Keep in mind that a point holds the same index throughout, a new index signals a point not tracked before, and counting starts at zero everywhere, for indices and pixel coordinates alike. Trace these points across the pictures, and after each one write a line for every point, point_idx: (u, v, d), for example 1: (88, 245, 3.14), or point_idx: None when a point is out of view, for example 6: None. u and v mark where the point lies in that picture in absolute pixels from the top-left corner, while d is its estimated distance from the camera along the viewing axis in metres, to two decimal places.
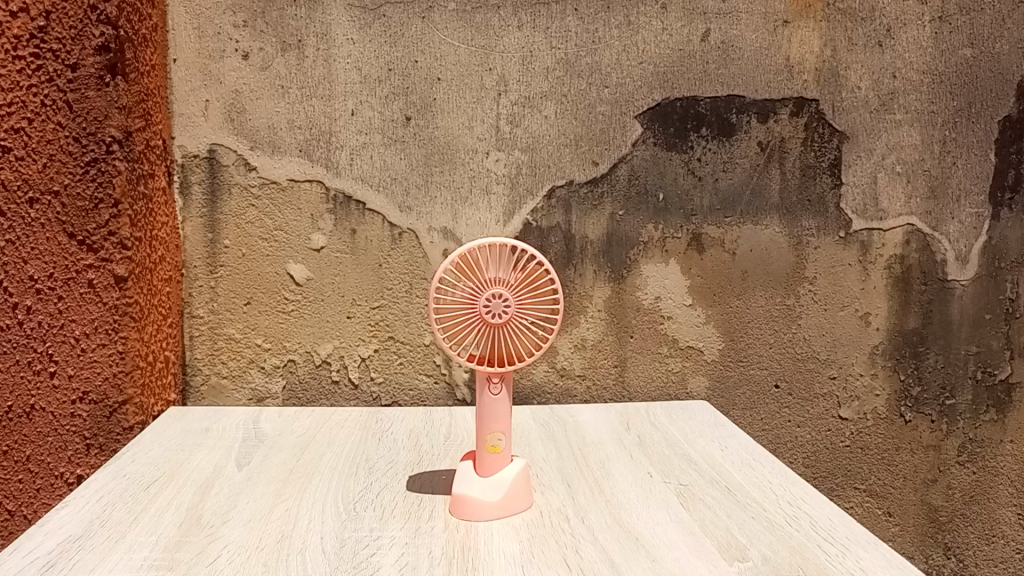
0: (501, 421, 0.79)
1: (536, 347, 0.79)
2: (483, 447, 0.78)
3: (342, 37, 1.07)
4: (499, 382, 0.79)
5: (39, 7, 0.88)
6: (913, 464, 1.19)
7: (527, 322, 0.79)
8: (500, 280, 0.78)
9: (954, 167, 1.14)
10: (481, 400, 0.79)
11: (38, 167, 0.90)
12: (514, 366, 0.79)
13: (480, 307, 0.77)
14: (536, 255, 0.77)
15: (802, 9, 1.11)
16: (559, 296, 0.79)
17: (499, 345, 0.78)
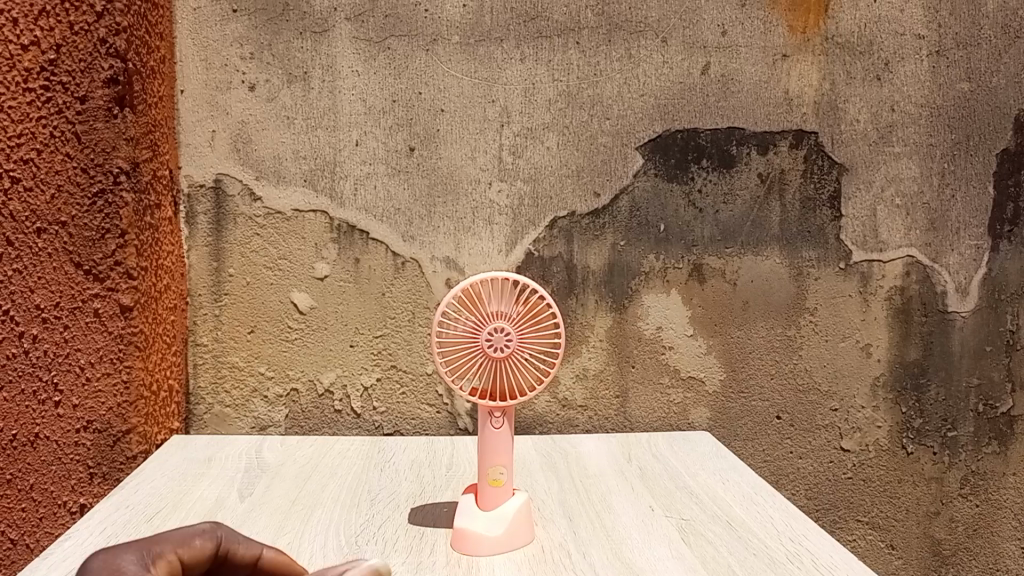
0: (502, 455, 0.80)
1: (537, 381, 0.80)
2: (484, 481, 0.79)
3: (347, 69, 1.09)
4: (500, 416, 0.80)
5: (50, 40, 0.90)
6: (915, 496, 1.18)
7: (528, 357, 0.79)
8: (502, 314, 0.78)
9: (953, 200, 1.15)
10: (482, 433, 0.80)
11: (46, 199, 0.91)
12: (516, 401, 0.79)
13: (482, 341, 0.78)
14: (537, 288, 0.78)
15: (801, 43, 1.13)
16: (561, 331, 0.80)
17: (500, 378, 0.79)
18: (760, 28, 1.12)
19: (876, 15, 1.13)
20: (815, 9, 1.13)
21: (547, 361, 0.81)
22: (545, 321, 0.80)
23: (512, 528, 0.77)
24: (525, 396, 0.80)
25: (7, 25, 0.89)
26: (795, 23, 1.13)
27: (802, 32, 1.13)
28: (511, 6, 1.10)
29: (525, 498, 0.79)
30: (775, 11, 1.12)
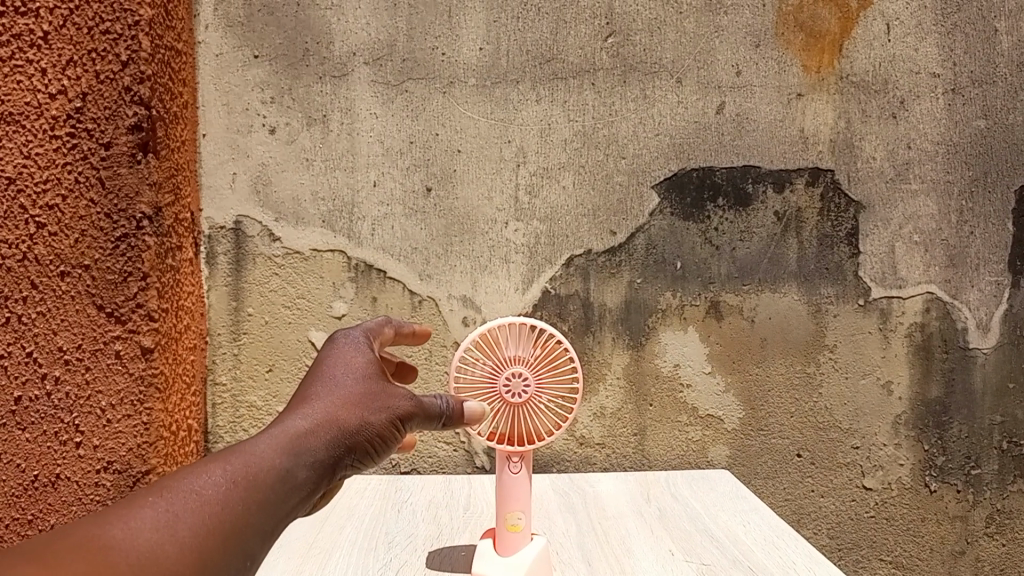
0: (519, 501, 0.80)
1: (555, 425, 0.80)
2: (503, 526, 0.80)
3: (365, 112, 1.10)
4: (518, 461, 0.81)
5: (77, 89, 0.92)
6: (940, 535, 1.16)
7: (545, 401, 0.80)
8: (520, 359, 0.79)
9: (972, 236, 1.14)
10: (500, 479, 0.81)
11: (70, 243, 0.93)
12: (533, 445, 0.80)
13: (500, 386, 0.78)
14: (555, 334, 0.79)
15: (815, 81, 1.13)
16: (578, 375, 0.81)
17: (519, 423, 0.80)
18: (774, 67, 1.13)
19: (890, 53, 1.13)
20: (829, 49, 1.13)
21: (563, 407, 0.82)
22: (562, 366, 0.81)
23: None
24: (542, 441, 0.81)
25: (35, 75, 0.91)
26: (810, 62, 1.13)
27: (816, 71, 1.13)
28: (527, 49, 1.11)
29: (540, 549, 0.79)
30: (789, 50, 1.13)
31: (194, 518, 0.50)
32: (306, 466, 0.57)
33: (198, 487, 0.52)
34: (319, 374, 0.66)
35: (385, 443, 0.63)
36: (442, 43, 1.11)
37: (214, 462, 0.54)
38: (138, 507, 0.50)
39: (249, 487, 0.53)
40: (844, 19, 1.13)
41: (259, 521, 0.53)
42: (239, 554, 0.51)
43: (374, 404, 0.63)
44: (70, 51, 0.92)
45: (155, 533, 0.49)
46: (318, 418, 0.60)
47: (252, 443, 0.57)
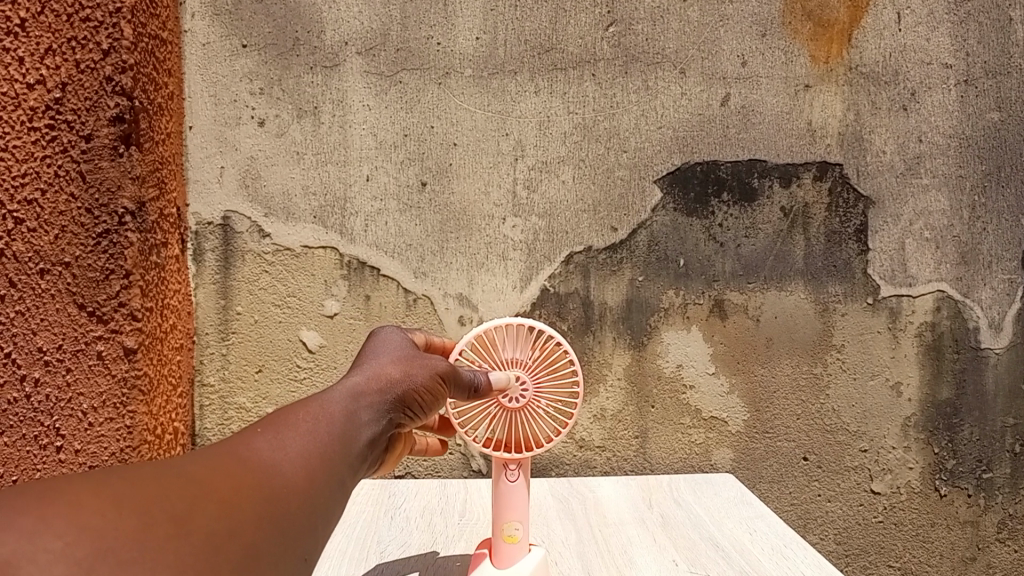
0: (517, 510, 0.78)
1: (555, 431, 0.77)
2: (500, 537, 0.78)
3: (358, 104, 1.07)
4: (516, 468, 0.79)
5: (55, 79, 0.88)
6: (950, 541, 1.13)
7: (545, 406, 0.76)
8: (518, 362, 0.76)
9: (984, 233, 1.11)
10: (499, 489, 0.79)
11: (50, 239, 0.89)
12: (532, 452, 0.78)
13: (497, 391, 0.75)
14: (555, 336, 0.75)
15: (824, 72, 1.09)
16: (579, 377, 0.77)
17: (516, 429, 0.77)
18: (781, 58, 1.09)
19: (901, 44, 1.10)
20: (838, 38, 1.09)
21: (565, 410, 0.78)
22: (563, 368, 0.77)
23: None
24: (542, 446, 0.78)
25: (12, 64, 0.87)
26: (818, 52, 1.09)
27: (825, 62, 1.09)
28: (525, 39, 1.08)
29: (537, 563, 0.77)
30: (797, 40, 1.09)
31: (295, 443, 0.56)
32: (378, 409, 0.64)
33: (292, 419, 0.58)
34: (371, 349, 0.71)
35: (435, 401, 0.68)
36: (438, 32, 1.07)
37: (296, 407, 0.59)
38: (252, 433, 0.56)
39: (331, 423, 0.59)
40: (853, 8, 1.09)
41: (344, 449, 0.59)
42: (332, 475, 0.56)
43: (422, 364, 0.69)
44: (49, 39, 0.88)
45: (272, 451, 0.54)
46: (375, 373, 0.66)
47: (321, 395, 0.62)
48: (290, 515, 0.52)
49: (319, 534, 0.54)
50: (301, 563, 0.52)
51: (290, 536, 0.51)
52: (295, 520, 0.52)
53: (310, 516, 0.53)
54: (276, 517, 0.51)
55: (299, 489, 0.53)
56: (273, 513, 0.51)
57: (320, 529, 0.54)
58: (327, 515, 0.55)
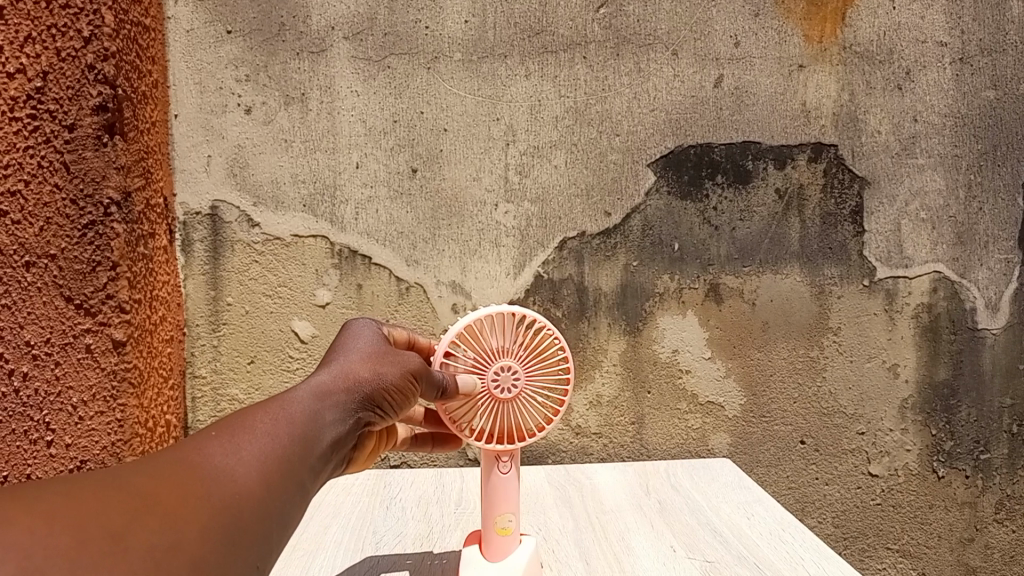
0: (510, 502, 0.77)
1: (546, 418, 0.77)
2: (494, 530, 0.76)
3: (346, 90, 1.05)
4: (507, 460, 0.77)
5: (36, 68, 0.86)
6: (948, 522, 1.13)
7: (536, 394, 0.75)
8: (509, 351, 0.74)
9: (980, 213, 1.10)
10: (489, 480, 0.77)
11: (34, 231, 0.87)
12: (524, 441, 0.77)
13: (489, 382, 0.73)
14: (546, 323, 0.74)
15: (818, 52, 1.08)
16: (570, 363, 0.76)
17: (507, 419, 0.75)
18: (774, 38, 1.08)
19: (895, 22, 1.08)
20: (832, 18, 1.08)
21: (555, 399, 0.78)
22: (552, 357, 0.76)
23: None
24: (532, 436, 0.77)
25: None
26: (812, 32, 1.08)
27: (819, 41, 1.08)
28: (515, 21, 1.06)
29: (532, 554, 0.76)
30: (790, 20, 1.08)
31: (253, 447, 0.55)
32: (342, 410, 0.63)
33: (251, 422, 0.57)
34: (338, 349, 0.71)
35: (404, 400, 0.68)
36: (426, 15, 1.05)
37: (255, 410, 0.58)
38: (207, 438, 0.54)
39: (293, 426, 0.58)
40: None
41: (306, 452, 0.57)
42: (292, 479, 0.55)
43: (391, 363, 0.69)
44: (28, 27, 0.86)
45: (224, 456, 0.53)
46: (340, 373, 0.66)
47: (282, 395, 0.61)
48: (246, 523, 0.50)
49: (275, 540, 0.52)
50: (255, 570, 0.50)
51: (246, 543, 0.50)
52: (249, 526, 0.50)
53: (264, 522, 0.51)
54: (231, 524, 0.49)
55: (253, 494, 0.52)
56: (229, 522, 0.49)
57: (277, 534, 0.53)
58: (285, 520, 0.54)
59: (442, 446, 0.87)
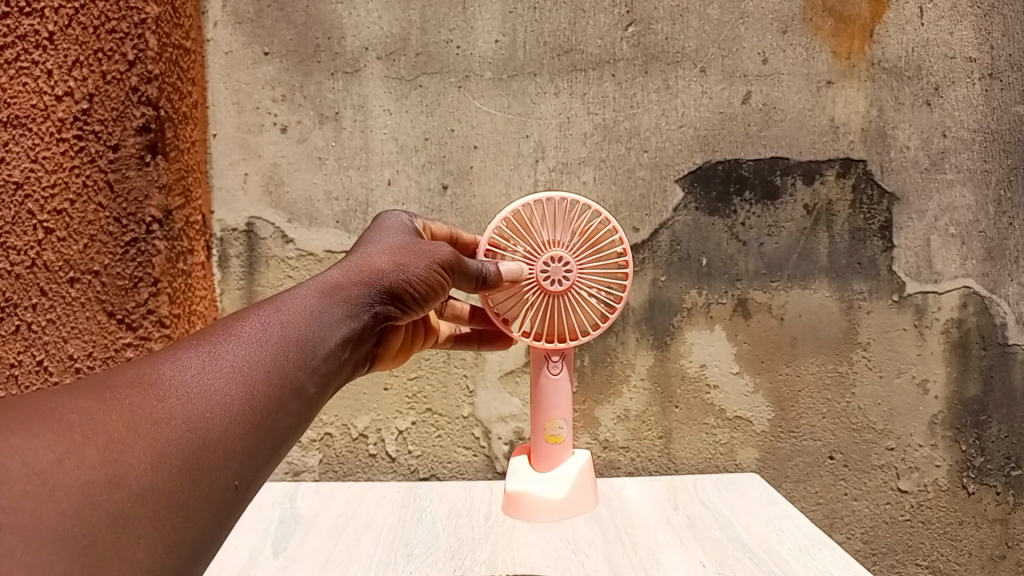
0: (559, 410, 0.86)
1: (597, 316, 0.84)
2: (545, 438, 0.85)
3: (379, 108, 1.07)
4: (558, 362, 0.85)
5: (82, 90, 0.93)
6: (978, 539, 1.12)
7: (587, 289, 0.83)
8: (559, 241, 0.82)
9: (1011, 228, 1.09)
10: (538, 382, 0.86)
11: (79, 248, 0.95)
12: (575, 341, 0.84)
13: (539, 271, 0.82)
14: (597, 209, 0.82)
15: (846, 68, 1.08)
16: (624, 258, 0.84)
17: (561, 312, 0.83)
18: (802, 54, 1.08)
19: (924, 38, 1.08)
20: (860, 34, 1.08)
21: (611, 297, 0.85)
22: (606, 248, 0.84)
23: (573, 494, 0.85)
24: (585, 334, 0.85)
25: (41, 76, 0.93)
26: (840, 48, 1.08)
27: (847, 58, 1.08)
28: (544, 40, 1.08)
29: (580, 461, 0.86)
30: (818, 37, 1.08)
31: (228, 361, 0.60)
32: (342, 312, 0.69)
33: (232, 334, 0.62)
34: (366, 240, 0.79)
35: (426, 290, 0.75)
36: (457, 35, 1.07)
37: (256, 317, 0.65)
38: (185, 352, 0.60)
39: (278, 334, 0.64)
40: (875, 3, 1.08)
41: (293, 359, 0.63)
42: (273, 390, 0.60)
43: (413, 257, 0.76)
44: (76, 51, 0.93)
45: (210, 366, 0.59)
46: (349, 272, 0.72)
47: (289, 296, 0.68)
48: (214, 439, 0.55)
49: (264, 444, 0.58)
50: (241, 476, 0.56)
51: (216, 458, 0.55)
52: (230, 434, 0.56)
53: (246, 430, 0.57)
54: (195, 441, 0.54)
55: (237, 403, 0.58)
56: (190, 442, 0.54)
57: (257, 446, 0.58)
58: (267, 429, 0.59)
59: (489, 345, 0.96)
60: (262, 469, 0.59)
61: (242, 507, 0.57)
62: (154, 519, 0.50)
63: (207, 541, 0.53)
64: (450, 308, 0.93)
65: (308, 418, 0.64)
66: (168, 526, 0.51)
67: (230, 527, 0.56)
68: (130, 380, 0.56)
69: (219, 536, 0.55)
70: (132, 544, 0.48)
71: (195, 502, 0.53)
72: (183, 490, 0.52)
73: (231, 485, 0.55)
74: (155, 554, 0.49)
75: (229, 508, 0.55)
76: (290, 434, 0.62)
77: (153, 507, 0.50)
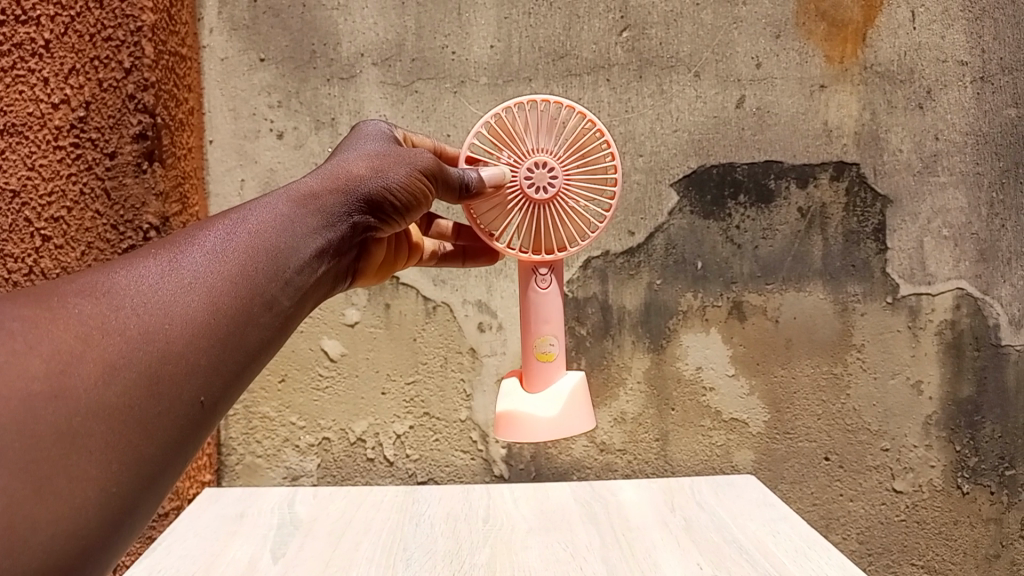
0: (550, 326, 0.84)
1: (586, 226, 0.81)
2: (538, 355, 0.84)
3: (375, 114, 1.08)
4: (548, 276, 0.84)
5: (79, 98, 0.95)
6: (973, 538, 1.13)
7: (575, 195, 0.80)
8: (543, 146, 0.79)
9: (1003, 230, 1.10)
10: (527, 297, 0.84)
11: (76, 255, 0.96)
12: (564, 252, 0.82)
13: (523, 177, 0.79)
14: (583, 113, 0.79)
15: (839, 72, 1.09)
16: (612, 163, 0.81)
17: (548, 223, 0.81)
18: (795, 59, 1.09)
19: (916, 42, 1.09)
20: (853, 38, 1.09)
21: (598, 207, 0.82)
22: (594, 154, 0.81)
23: (567, 412, 0.83)
24: (572, 247, 0.82)
25: (38, 84, 0.93)
26: (833, 52, 1.09)
27: (839, 62, 1.09)
28: (539, 46, 1.08)
29: (572, 380, 0.84)
30: (810, 41, 1.09)
31: (192, 269, 0.57)
32: (318, 221, 0.66)
33: (196, 241, 0.59)
34: (346, 146, 0.75)
35: (408, 201, 0.72)
36: (453, 41, 1.08)
37: (225, 223, 0.62)
38: (145, 259, 0.57)
39: (247, 243, 0.61)
40: (867, 7, 1.09)
41: (265, 269, 0.60)
42: (241, 303, 0.58)
43: (395, 165, 0.72)
44: (73, 59, 0.94)
45: (172, 275, 0.56)
46: (327, 179, 0.69)
47: (262, 203, 0.65)
48: (174, 352, 0.53)
49: (229, 358, 0.56)
50: (203, 391, 0.54)
51: (178, 372, 0.53)
52: (189, 348, 0.54)
53: (207, 344, 0.55)
54: (153, 353, 0.52)
55: (198, 316, 0.55)
56: (148, 355, 0.52)
57: (225, 360, 0.56)
58: (235, 343, 0.57)
59: (473, 260, 0.95)
60: (233, 384, 0.57)
61: (211, 423, 0.55)
62: (108, 435, 0.49)
63: (171, 455, 0.53)
64: (435, 226, 0.92)
65: (284, 332, 0.62)
66: (124, 441, 0.50)
67: (199, 441, 0.55)
68: (85, 287, 0.54)
69: (186, 450, 0.54)
70: (83, 462, 0.48)
71: (154, 419, 0.51)
72: (140, 405, 0.51)
73: (197, 402, 0.54)
74: (109, 473, 0.49)
75: (192, 424, 0.54)
76: (265, 347, 0.60)
77: (106, 423, 0.49)
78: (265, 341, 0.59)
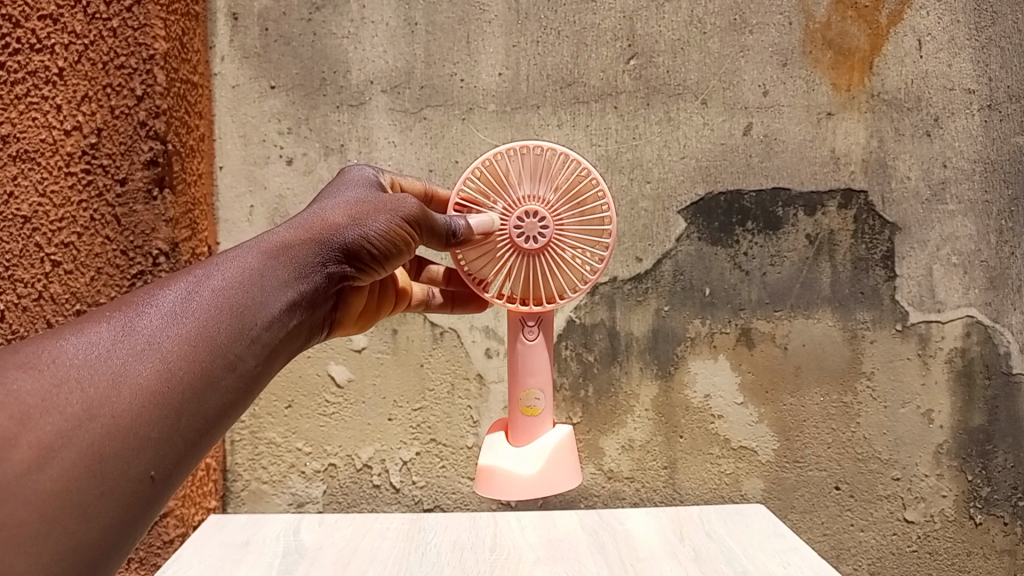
0: (539, 377, 0.84)
1: (579, 280, 0.81)
2: (523, 410, 0.83)
3: (383, 141, 1.09)
4: (535, 327, 0.83)
5: (91, 125, 0.96)
6: (986, 570, 1.11)
7: (567, 248, 0.80)
8: (535, 194, 0.80)
9: (1013, 257, 1.09)
10: (515, 349, 0.84)
11: (86, 280, 0.98)
12: (554, 305, 0.82)
13: (513, 226, 0.79)
14: (578, 160, 0.79)
15: (846, 100, 1.10)
16: (608, 216, 0.80)
17: (539, 275, 0.81)
18: (801, 86, 1.09)
19: (923, 70, 1.09)
20: (860, 66, 1.09)
21: (592, 257, 0.81)
22: (590, 202, 0.80)
23: (548, 471, 0.81)
24: (563, 299, 0.82)
25: (51, 111, 0.95)
26: (840, 81, 1.10)
27: (846, 89, 1.09)
28: (548, 73, 1.09)
29: (558, 433, 0.84)
30: (817, 69, 1.09)
31: (145, 336, 0.57)
32: (287, 275, 0.66)
33: (153, 304, 0.60)
34: (329, 192, 0.76)
35: (388, 248, 0.72)
36: (461, 68, 1.09)
37: (185, 283, 0.62)
38: (100, 323, 0.58)
39: (206, 307, 0.61)
40: (874, 35, 1.09)
41: (225, 333, 0.60)
42: (198, 369, 0.58)
43: (375, 211, 0.72)
44: (85, 87, 0.95)
45: (123, 342, 0.57)
46: (301, 230, 0.69)
47: (229, 259, 0.65)
48: (119, 428, 0.53)
49: (182, 426, 0.56)
50: (152, 463, 0.54)
51: (123, 448, 0.53)
52: (136, 422, 0.54)
53: (156, 415, 0.55)
54: (94, 431, 0.52)
55: (149, 386, 0.55)
56: (90, 434, 0.52)
57: (179, 430, 0.56)
58: (191, 412, 0.57)
59: (463, 307, 0.95)
60: (188, 454, 0.57)
61: (166, 493, 0.56)
62: (40, 524, 0.49)
63: (117, 535, 0.53)
64: (426, 272, 0.94)
65: (249, 393, 0.62)
66: (57, 530, 0.50)
67: (151, 514, 0.55)
68: (32, 360, 0.55)
69: (136, 527, 0.54)
70: (10, 553, 0.48)
71: (96, 499, 0.52)
72: (78, 487, 0.51)
73: (147, 477, 0.54)
74: (39, 563, 0.49)
75: (141, 499, 0.54)
76: (226, 412, 0.60)
77: (40, 510, 0.49)
78: (227, 403, 0.60)
